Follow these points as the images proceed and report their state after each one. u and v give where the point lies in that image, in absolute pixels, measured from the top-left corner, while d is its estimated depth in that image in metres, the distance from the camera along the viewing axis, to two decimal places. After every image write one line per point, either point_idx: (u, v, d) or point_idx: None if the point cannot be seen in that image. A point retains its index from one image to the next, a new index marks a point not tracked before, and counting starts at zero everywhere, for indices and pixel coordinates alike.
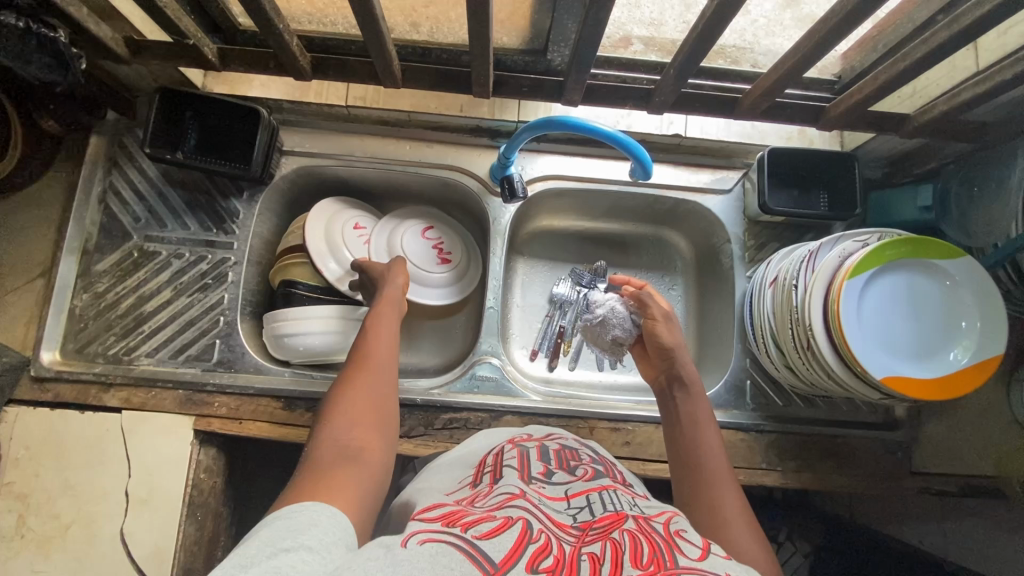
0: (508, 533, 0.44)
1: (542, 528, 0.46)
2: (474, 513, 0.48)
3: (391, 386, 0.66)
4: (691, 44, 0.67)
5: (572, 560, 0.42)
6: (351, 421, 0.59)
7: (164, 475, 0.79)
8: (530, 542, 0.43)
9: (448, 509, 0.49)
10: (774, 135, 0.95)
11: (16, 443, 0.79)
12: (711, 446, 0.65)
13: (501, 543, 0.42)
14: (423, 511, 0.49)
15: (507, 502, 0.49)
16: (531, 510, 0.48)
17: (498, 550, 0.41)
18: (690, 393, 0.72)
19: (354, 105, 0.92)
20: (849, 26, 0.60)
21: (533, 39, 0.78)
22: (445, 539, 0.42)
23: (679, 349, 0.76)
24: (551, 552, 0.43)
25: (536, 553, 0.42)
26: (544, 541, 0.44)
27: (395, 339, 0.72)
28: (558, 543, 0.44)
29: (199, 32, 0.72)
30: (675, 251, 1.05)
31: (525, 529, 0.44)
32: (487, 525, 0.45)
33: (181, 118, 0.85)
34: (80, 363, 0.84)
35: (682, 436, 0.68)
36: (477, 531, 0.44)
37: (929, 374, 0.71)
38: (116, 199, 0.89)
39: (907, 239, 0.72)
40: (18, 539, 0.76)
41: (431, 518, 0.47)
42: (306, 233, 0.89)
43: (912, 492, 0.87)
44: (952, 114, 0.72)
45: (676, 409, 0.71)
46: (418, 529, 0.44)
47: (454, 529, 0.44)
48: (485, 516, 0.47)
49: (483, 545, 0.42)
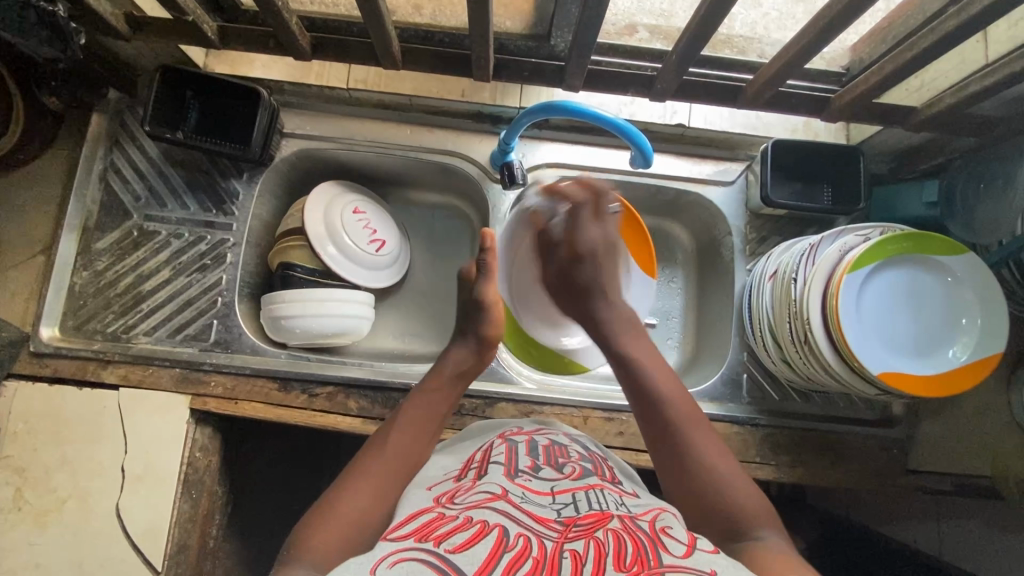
0: (484, 543, 0.44)
1: (520, 531, 0.46)
2: (450, 520, 0.48)
3: (416, 444, 0.64)
4: (693, 32, 0.66)
5: (554, 558, 0.43)
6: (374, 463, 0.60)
7: (160, 454, 0.80)
8: (507, 549, 0.43)
9: (425, 519, 0.49)
10: (779, 128, 0.94)
11: (15, 417, 0.79)
12: (691, 414, 0.63)
13: (475, 555, 0.42)
14: (397, 526, 0.48)
15: (486, 503, 0.50)
16: (509, 513, 0.49)
17: (472, 563, 0.42)
18: (641, 364, 0.67)
19: (355, 88, 0.90)
20: (856, 12, 0.60)
21: (537, 23, 0.77)
22: (417, 556, 0.42)
23: (608, 325, 0.72)
24: (529, 556, 0.43)
25: (513, 562, 0.42)
26: (522, 546, 0.44)
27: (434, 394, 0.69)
28: (539, 543, 0.45)
29: (199, 10, 0.71)
30: (677, 244, 1.04)
31: (501, 537, 0.45)
32: (461, 537, 0.45)
33: (182, 97, 0.84)
34: (79, 340, 0.85)
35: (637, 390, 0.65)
36: (451, 543, 0.44)
37: (926, 371, 0.71)
38: (117, 177, 0.89)
39: (911, 235, 0.71)
40: (16, 512, 0.77)
41: (402, 535, 0.46)
42: (305, 214, 0.89)
43: (907, 491, 0.86)
44: (960, 108, 0.71)
45: (630, 382, 0.67)
46: (389, 550, 0.43)
47: (428, 543, 0.44)
48: (461, 522, 0.47)
49: (456, 560, 0.42)
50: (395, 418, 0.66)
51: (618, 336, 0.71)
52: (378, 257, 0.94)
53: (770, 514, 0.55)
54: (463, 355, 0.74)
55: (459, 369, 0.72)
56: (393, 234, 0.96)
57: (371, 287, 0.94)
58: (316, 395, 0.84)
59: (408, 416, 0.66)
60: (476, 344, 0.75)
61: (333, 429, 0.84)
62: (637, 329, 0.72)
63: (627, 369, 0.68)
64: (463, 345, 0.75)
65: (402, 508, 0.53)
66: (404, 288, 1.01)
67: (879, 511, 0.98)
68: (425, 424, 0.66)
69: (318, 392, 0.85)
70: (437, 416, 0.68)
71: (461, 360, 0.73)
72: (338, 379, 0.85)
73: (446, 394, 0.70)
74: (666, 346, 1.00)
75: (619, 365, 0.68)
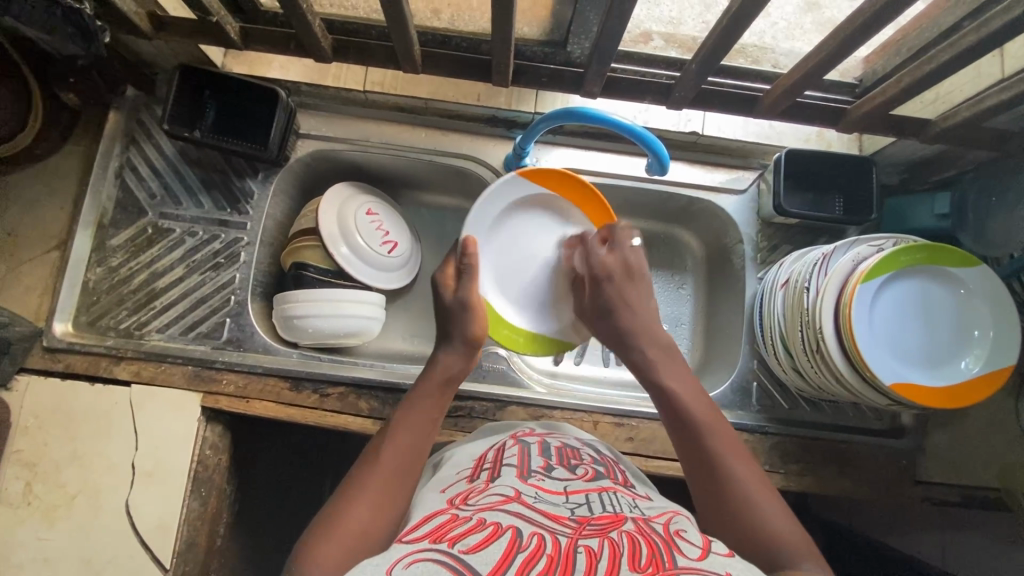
0: (498, 544, 0.44)
1: (534, 531, 0.46)
2: (464, 521, 0.48)
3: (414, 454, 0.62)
4: (713, 43, 0.67)
5: (568, 554, 0.43)
6: (370, 477, 0.58)
7: (170, 451, 0.80)
8: (521, 549, 0.43)
9: (439, 521, 0.49)
10: (791, 136, 0.94)
11: (26, 411, 0.79)
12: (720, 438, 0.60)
13: (489, 555, 0.42)
14: (412, 528, 0.48)
15: (500, 505, 0.50)
16: (523, 515, 0.48)
17: (486, 563, 0.41)
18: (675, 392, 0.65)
19: (372, 90, 0.91)
20: (877, 26, 0.60)
21: (555, 30, 0.77)
22: (432, 557, 0.42)
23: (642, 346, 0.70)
24: (543, 554, 0.43)
25: (527, 561, 0.42)
26: (536, 544, 0.44)
27: (426, 406, 0.66)
28: (553, 541, 0.45)
29: (222, 10, 0.72)
30: (687, 250, 1.04)
31: (514, 537, 0.45)
32: (475, 538, 0.45)
33: (200, 96, 0.85)
34: (92, 336, 0.85)
35: (669, 415, 0.64)
36: (465, 544, 0.44)
37: (940, 382, 0.71)
38: (133, 174, 0.90)
39: (922, 246, 0.71)
40: (26, 506, 0.77)
41: (418, 537, 0.46)
42: (319, 215, 0.89)
43: (915, 501, 0.87)
44: (975, 121, 0.71)
45: (665, 407, 0.65)
46: (406, 551, 0.43)
47: (442, 545, 0.44)
48: (475, 524, 0.47)
49: (471, 560, 0.42)
50: (390, 427, 0.64)
51: (648, 358, 0.69)
52: (390, 259, 0.94)
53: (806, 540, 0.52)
54: (453, 360, 0.70)
55: (449, 372, 0.70)
56: (405, 235, 0.97)
57: (383, 288, 0.94)
58: (327, 395, 0.85)
59: (403, 425, 0.64)
60: (467, 349, 0.72)
61: (343, 430, 0.84)
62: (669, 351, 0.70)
63: (661, 395, 0.65)
64: (454, 350, 0.71)
65: (415, 511, 0.53)
66: (414, 290, 1.01)
67: (885, 520, 0.99)
68: (422, 433, 0.64)
69: (329, 392, 0.85)
70: (428, 427, 0.65)
71: (451, 364, 0.70)
72: (349, 379, 0.85)
73: (439, 400, 0.67)
74: None
75: (664, 410, 0.65)
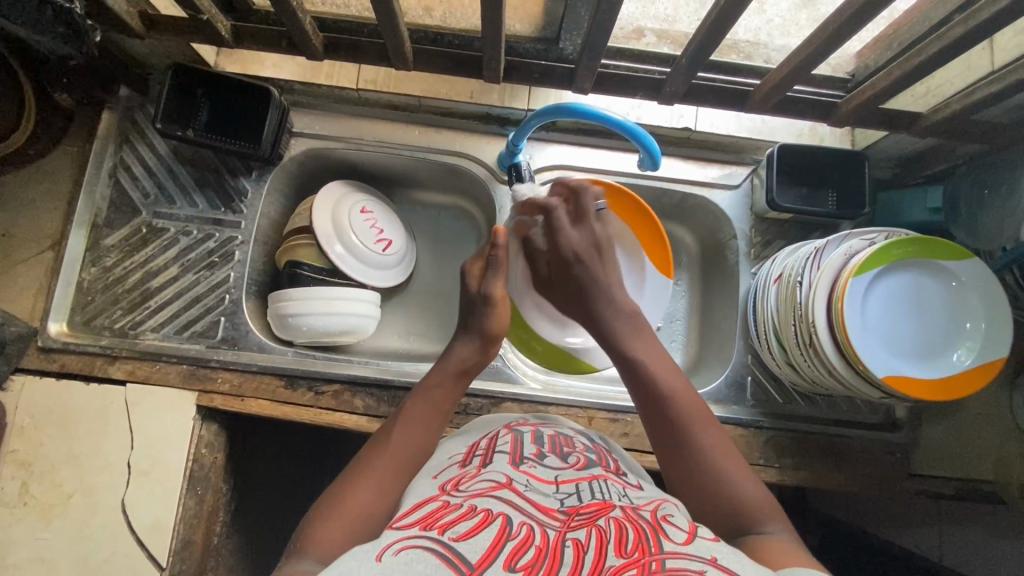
0: (487, 532, 0.44)
1: (524, 520, 0.46)
2: (455, 507, 0.48)
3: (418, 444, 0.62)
4: (703, 36, 0.67)
5: (556, 546, 0.43)
6: (374, 465, 0.59)
7: (166, 450, 0.80)
8: (510, 538, 0.44)
9: (430, 507, 0.49)
10: (784, 132, 0.95)
11: (20, 411, 0.80)
12: (693, 410, 0.62)
13: (478, 543, 0.42)
14: (402, 515, 0.48)
15: (490, 491, 0.50)
16: (513, 502, 0.49)
17: (475, 551, 0.42)
18: (642, 362, 0.66)
19: (365, 89, 0.90)
20: (864, 19, 0.60)
21: (546, 26, 0.77)
22: (421, 543, 0.42)
23: (609, 320, 0.71)
24: (532, 544, 0.43)
25: (516, 550, 0.42)
26: (525, 534, 0.45)
27: (435, 397, 0.66)
28: (541, 532, 0.45)
29: (212, 8, 0.72)
30: (681, 246, 1.04)
31: (504, 525, 0.45)
32: (465, 525, 0.45)
33: (193, 96, 0.85)
34: (87, 336, 0.85)
35: (637, 389, 0.66)
36: (455, 532, 0.44)
37: (931, 374, 0.71)
38: (127, 174, 0.90)
39: (915, 239, 0.71)
40: (22, 506, 0.77)
41: (408, 524, 0.46)
42: (312, 215, 0.89)
43: (910, 494, 0.87)
44: (967, 113, 0.71)
45: (633, 381, 0.66)
46: (394, 538, 0.43)
47: (432, 532, 0.44)
48: (466, 511, 0.47)
49: (460, 547, 0.42)
50: (398, 417, 0.64)
51: (618, 332, 0.70)
52: (385, 257, 0.94)
53: (773, 507, 0.55)
54: (468, 351, 0.70)
55: (462, 363, 0.69)
56: (402, 233, 0.97)
57: (378, 286, 0.94)
58: (322, 393, 0.85)
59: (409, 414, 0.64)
60: (482, 341, 0.71)
61: (339, 427, 0.84)
62: (637, 322, 0.71)
63: (629, 368, 0.67)
64: (469, 342, 0.71)
65: (410, 495, 0.53)
66: (410, 288, 1.02)
67: (881, 515, 0.99)
68: (427, 423, 0.64)
69: (324, 390, 0.85)
70: (439, 415, 0.65)
71: (466, 355, 0.70)
72: (343, 377, 0.85)
73: (448, 391, 0.67)
74: (670, 348, 1.01)
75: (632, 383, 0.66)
